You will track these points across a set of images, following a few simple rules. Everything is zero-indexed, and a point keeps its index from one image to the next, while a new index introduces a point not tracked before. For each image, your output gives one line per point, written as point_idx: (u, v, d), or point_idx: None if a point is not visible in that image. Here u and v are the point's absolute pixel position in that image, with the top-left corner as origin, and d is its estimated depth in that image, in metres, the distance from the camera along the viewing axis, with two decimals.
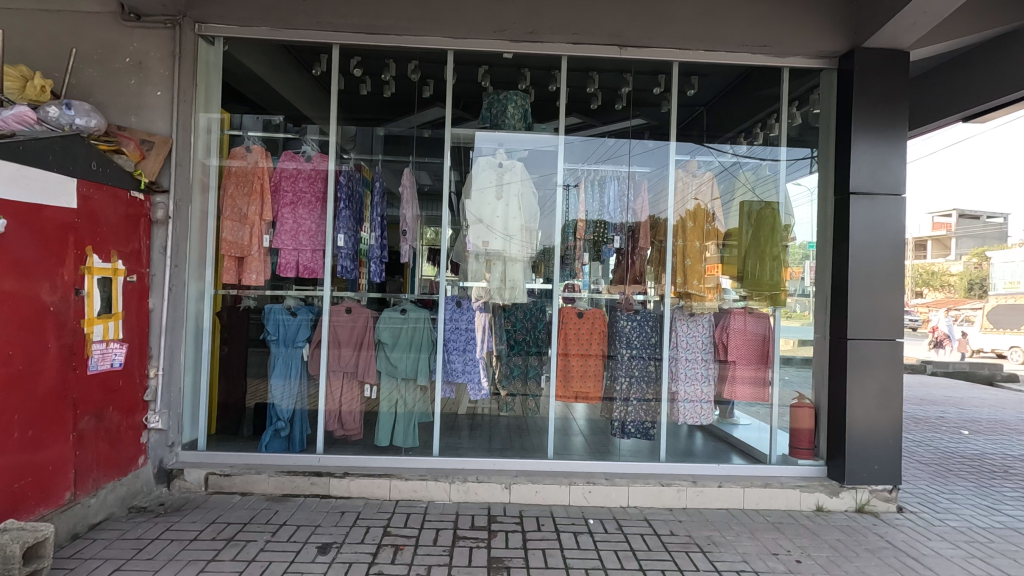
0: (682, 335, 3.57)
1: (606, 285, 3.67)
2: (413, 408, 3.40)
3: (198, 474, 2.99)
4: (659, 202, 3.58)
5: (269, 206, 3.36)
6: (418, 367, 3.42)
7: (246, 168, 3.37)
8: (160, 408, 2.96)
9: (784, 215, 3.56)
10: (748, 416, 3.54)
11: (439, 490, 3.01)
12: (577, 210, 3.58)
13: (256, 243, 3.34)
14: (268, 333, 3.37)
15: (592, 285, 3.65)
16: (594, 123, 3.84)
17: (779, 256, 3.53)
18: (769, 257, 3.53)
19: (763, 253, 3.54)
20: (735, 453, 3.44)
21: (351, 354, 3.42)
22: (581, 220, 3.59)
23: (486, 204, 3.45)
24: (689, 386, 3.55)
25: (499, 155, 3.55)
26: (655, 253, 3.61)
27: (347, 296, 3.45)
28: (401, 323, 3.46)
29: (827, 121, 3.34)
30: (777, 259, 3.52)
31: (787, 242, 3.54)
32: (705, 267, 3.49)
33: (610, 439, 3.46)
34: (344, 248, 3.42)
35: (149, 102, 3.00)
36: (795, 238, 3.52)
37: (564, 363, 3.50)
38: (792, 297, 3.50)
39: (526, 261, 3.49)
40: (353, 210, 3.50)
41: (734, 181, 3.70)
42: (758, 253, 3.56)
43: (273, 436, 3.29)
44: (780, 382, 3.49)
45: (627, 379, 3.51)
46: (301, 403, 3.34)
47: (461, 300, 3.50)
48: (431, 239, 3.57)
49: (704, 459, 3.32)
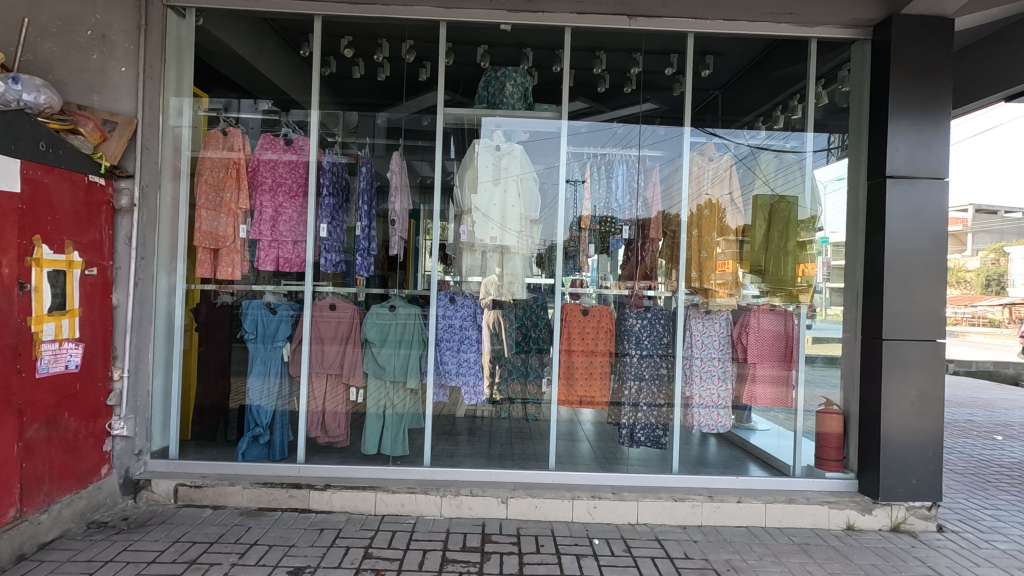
0: (697, 334, 3.25)
1: (614, 280, 3.39)
2: (403, 412, 3.13)
3: (166, 485, 2.74)
4: (671, 193, 3.23)
5: (245, 193, 3.10)
6: (409, 365, 3.15)
7: (222, 152, 3.12)
8: (125, 413, 2.73)
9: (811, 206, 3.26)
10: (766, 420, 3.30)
11: (429, 504, 2.74)
12: (583, 205, 3.30)
13: (232, 233, 3.09)
14: (246, 332, 3.10)
15: (600, 280, 3.36)
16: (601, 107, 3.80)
17: (799, 249, 3.23)
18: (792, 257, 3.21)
19: (787, 244, 3.23)
20: (750, 459, 3.24)
21: (336, 354, 3.15)
22: (586, 214, 3.31)
23: (482, 190, 3.20)
24: (704, 390, 3.23)
25: (497, 137, 3.29)
26: (668, 246, 3.29)
27: (326, 291, 3.18)
28: (390, 320, 3.17)
29: (858, 99, 3.03)
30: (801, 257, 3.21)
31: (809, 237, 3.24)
32: (720, 262, 3.15)
33: (618, 447, 3.17)
34: (327, 239, 3.16)
35: (114, 79, 2.73)
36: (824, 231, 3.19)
37: (567, 361, 3.21)
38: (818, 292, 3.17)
39: (528, 254, 3.22)
40: (338, 198, 3.22)
41: (755, 169, 3.36)
42: (774, 249, 3.24)
43: (251, 442, 3.04)
44: (804, 382, 3.18)
45: (637, 382, 3.20)
46: (283, 403, 3.10)
47: (455, 296, 3.22)
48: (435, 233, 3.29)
49: (720, 470, 3.05)
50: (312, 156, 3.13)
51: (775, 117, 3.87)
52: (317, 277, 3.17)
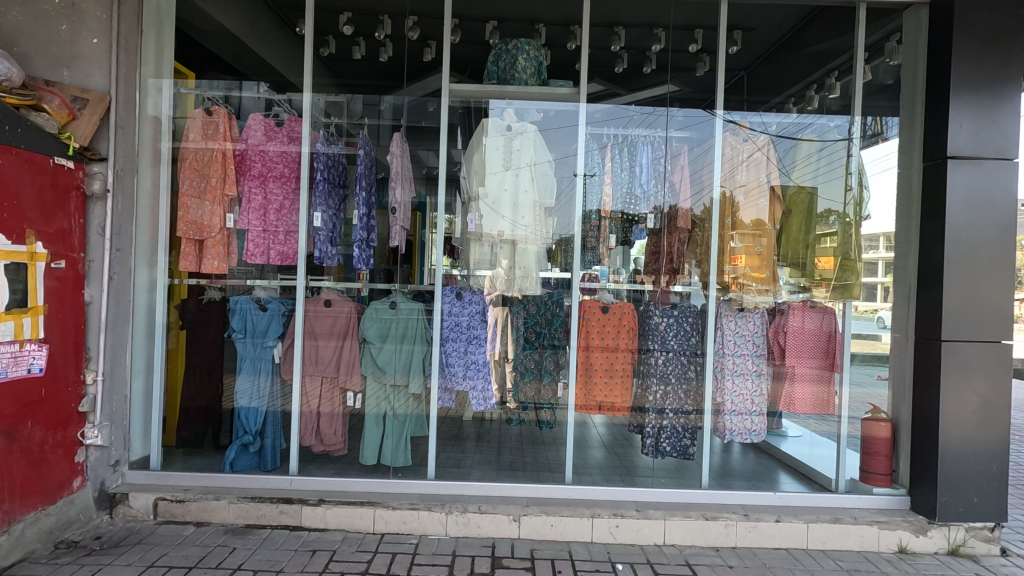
0: (729, 334, 2.92)
1: (627, 275, 3.08)
2: (405, 416, 2.87)
3: (145, 499, 2.50)
4: (701, 181, 2.95)
5: (232, 177, 2.83)
6: (412, 362, 2.87)
7: (206, 134, 2.84)
8: (100, 420, 2.48)
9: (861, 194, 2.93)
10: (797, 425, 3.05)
11: (434, 522, 2.48)
12: (598, 202, 2.99)
13: (218, 223, 2.81)
14: (234, 330, 2.86)
15: (612, 277, 3.05)
16: (617, 91, 3.44)
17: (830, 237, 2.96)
18: (838, 262, 2.91)
19: (817, 235, 2.96)
20: (779, 466, 3.07)
21: (332, 352, 2.88)
22: (605, 213, 3.00)
23: (490, 174, 2.90)
24: (737, 396, 2.90)
25: (508, 117, 3.02)
26: (697, 236, 2.97)
27: (325, 287, 2.93)
28: (391, 318, 2.91)
29: (912, 72, 2.71)
30: (847, 257, 2.89)
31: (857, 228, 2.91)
32: (760, 254, 2.84)
33: (635, 458, 2.95)
34: (322, 228, 2.90)
35: (85, 52, 2.43)
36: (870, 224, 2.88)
37: (585, 358, 2.93)
38: (863, 285, 2.85)
39: (541, 247, 2.93)
40: (332, 181, 2.96)
41: (794, 153, 3.06)
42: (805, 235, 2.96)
43: (240, 451, 2.80)
44: (851, 382, 2.85)
45: (661, 386, 2.90)
46: (276, 403, 2.86)
47: (461, 292, 2.94)
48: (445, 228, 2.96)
49: (746, 483, 2.81)
50: (305, 143, 2.84)
51: (808, 96, 3.60)
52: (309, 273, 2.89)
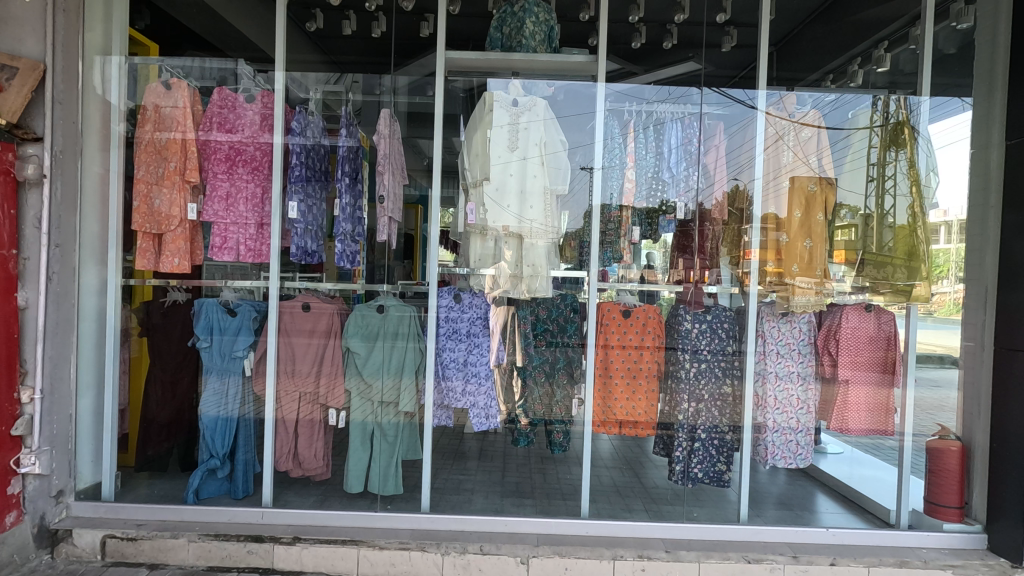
0: (773, 342, 2.50)
1: (636, 270, 2.66)
2: (396, 437, 2.49)
3: (92, 537, 2.15)
4: (740, 172, 2.53)
5: (194, 160, 2.43)
6: (405, 362, 2.49)
7: (165, 111, 2.44)
8: (39, 445, 2.10)
9: (928, 189, 2.43)
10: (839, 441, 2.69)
11: (427, 564, 2.11)
12: (620, 195, 2.64)
13: (178, 214, 2.42)
14: (198, 338, 2.48)
15: (619, 273, 2.63)
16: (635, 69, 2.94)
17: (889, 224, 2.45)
18: (898, 261, 2.42)
19: (875, 224, 2.45)
20: (819, 487, 2.81)
21: (313, 355, 2.51)
22: (626, 207, 2.63)
23: (494, 158, 2.49)
24: (780, 414, 2.48)
25: (514, 89, 2.59)
26: (737, 233, 2.60)
27: (323, 289, 2.62)
28: (379, 326, 2.53)
29: (991, 34, 2.29)
30: (915, 254, 2.40)
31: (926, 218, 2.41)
32: (812, 247, 2.42)
33: (667, 489, 2.55)
34: (298, 221, 2.53)
35: (16, 12, 2.04)
36: (893, 218, 2.44)
37: (604, 359, 2.55)
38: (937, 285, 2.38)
39: (550, 242, 2.51)
40: (312, 170, 2.60)
41: (854, 123, 2.57)
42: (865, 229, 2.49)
43: (206, 477, 2.42)
44: (917, 384, 2.41)
45: (693, 402, 2.51)
46: (248, 408, 2.49)
47: (461, 293, 2.56)
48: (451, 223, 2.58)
49: (779, 519, 2.40)
50: (278, 131, 2.47)
51: (850, 72, 3.18)
52: (304, 271, 2.59)
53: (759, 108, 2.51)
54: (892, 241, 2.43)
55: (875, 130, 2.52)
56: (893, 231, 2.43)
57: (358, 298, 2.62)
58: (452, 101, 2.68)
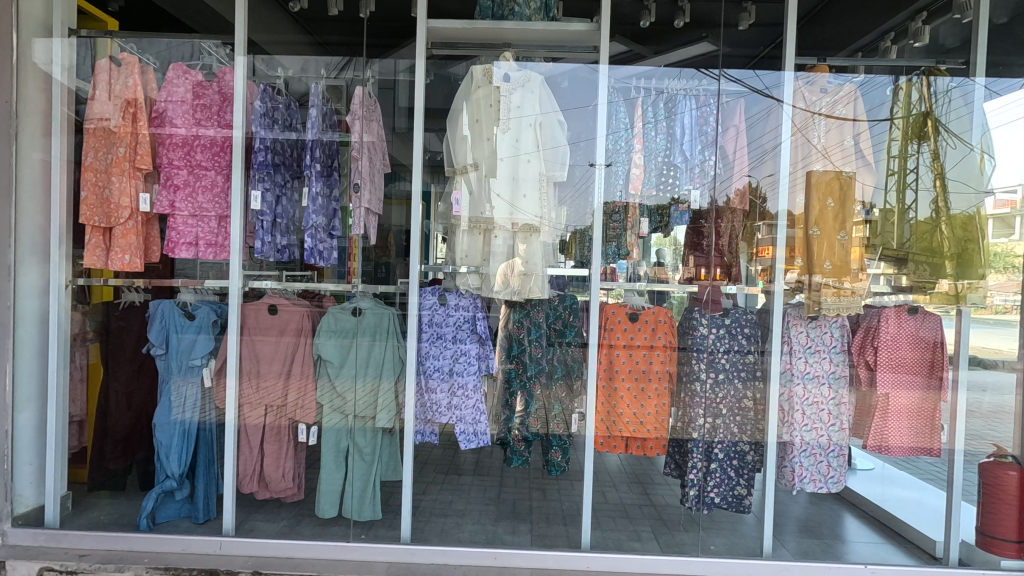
0: (799, 350, 2.20)
1: (648, 268, 2.37)
2: (374, 455, 2.23)
3: (28, 569, 1.97)
4: (762, 163, 2.24)
5: (144, 145, 2.19)
6: (385, 362, 2.23)
7: (114, 91, 2.19)
8: None
9: (955, 182, 2.15)
10: (870, 458, 2.42)
11: None
12: (628, 184, 2.32)
13: (128, 205, 2.19)
14: (153, 346, 2.24)
15: (631, 270, 2.34)
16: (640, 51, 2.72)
17: (926, 233, 2.17)
18: (949, 260, 2.13)
19: (904, 224, 2.18)
20: (847, 509, 2.49)
21: (283, 353, 2.27)
22: (635, 204, 2.33)
23: (484, 141, 2.24)
24: (808, 431, 2.17)
25: (505, 62, 2.30)
26: (756, 232, 2.30)
27: (324, 289, 2.37)
28: (352, 332, 2.27)
29: None
30: (971, 250, 2.12)
31: (957, 213, 2.15)
32: (845, 243, 2.13)
33: (683, 518, 2.28)
34: (264, 212, 2.29)
35: None
36: (915, 213, 2.18)
37: (608, 359, 2.26)
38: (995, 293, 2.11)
39: (552, 237, 2.26)
40: (281, 160, 2.35)
41: (896, 108, 2.24)
42: (891, 224, 2.18)
43: (163, 499, 2.19)
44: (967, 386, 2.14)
45: (709, 417, 2.22)
46: (209, 415, 2.24)
47: (447, 293, 2.29)
48: (439, 216, 2.28)
49: (804, 552, 2.11)
50: (238, 122, 2.19)
51: (883, 48, 2.78)
52: (282, 269, 2.35)
53: (787, 90, 2.20)
54: (912, 236, 2.18)
55: (895, 124, 2.23)
56: (913, 228, 2.18)
57: (352, 296, 2.35)
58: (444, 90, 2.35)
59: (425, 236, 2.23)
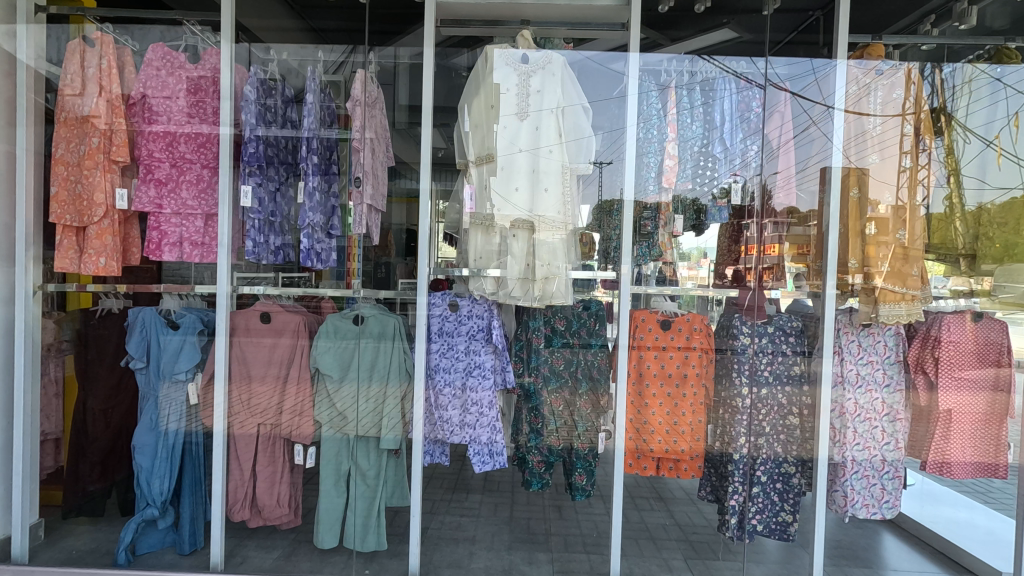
0: (851, 361, 1.99)
1: (657, 266, 2.10)
2: (377, 479, 2.02)
3: None
4: (811, 139, 2.06)
5: (120, 135, 1.97)
6: (391, 367, 2.02)
7: (83, 75, 1.96)
8: None
9: (968, 177, 1.99)
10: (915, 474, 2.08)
11: None
12: (659, 180, 2.08)
13: (102, 201, 1.96)
14: (132, 359, 2.00)
15: (642, 266, 2.08)
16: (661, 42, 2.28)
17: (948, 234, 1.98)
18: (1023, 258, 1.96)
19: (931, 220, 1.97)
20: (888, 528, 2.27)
21: (279, 359, 2.06)
22: (667, 198, 2.11)
23: (498, 130, 2.02)
24: (861, 451, 1.97)
25: (524, 44, 2.09)
26: (801, 237, 2.09)
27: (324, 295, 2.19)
28: (354, 340, 2.07)
29: None
30: None
31: (969, 208, 1.98)
32: (903, 241, 1.89)
33: (721, 549, 2.10)
34: (254, 209, 2.06)
35: None
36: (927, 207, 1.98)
37: (638, 368, 2.07)
38: None
39: (570, 234, 2.03)
40: (280, 156, 2.16)
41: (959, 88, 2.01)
42: (940, 225, 1.98)
43: (145, 528, 1.99)
44: None
45: (752, 437, 2.00)
46: (195, 424, 2.03)
47: (458, 299, 2.07)
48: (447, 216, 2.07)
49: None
50: (225, 119, 1.99)
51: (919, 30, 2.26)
52: (280, 271, 2.15)
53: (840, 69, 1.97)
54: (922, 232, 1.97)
55: (909, 117, 1.94)
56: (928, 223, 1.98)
57: (352, 300, 2.17)
58: (452, 83, 2.19)
59: (429, 232, 2.02)
